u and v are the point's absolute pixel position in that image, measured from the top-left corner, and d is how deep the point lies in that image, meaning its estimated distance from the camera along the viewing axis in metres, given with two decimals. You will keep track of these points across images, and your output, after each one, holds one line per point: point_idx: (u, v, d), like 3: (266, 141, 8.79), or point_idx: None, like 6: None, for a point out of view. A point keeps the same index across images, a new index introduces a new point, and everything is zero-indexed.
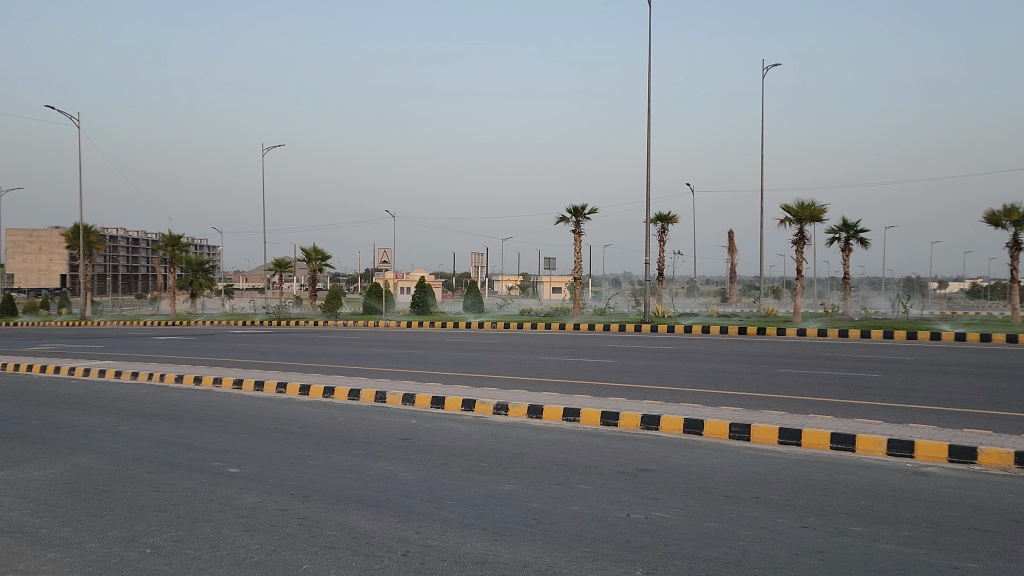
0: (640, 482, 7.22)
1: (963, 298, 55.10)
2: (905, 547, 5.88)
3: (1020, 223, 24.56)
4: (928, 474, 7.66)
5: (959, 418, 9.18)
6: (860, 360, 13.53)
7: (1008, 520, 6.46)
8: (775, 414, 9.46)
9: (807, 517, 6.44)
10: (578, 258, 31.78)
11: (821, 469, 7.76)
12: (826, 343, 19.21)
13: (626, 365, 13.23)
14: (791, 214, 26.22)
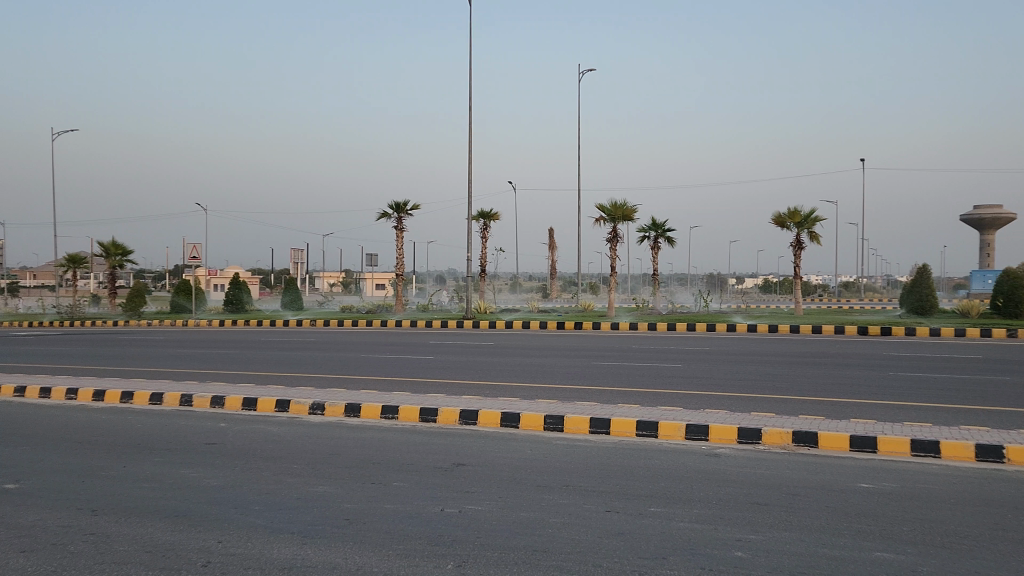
0: (455, 477, 7.30)
1: (757, 293, 60.16)
2: (697, 524, 6.35)
3: (803, 224, 27.14)
4: (720, 455, 8.30)
5: (749, 402, 10.04)
6: (665, 352, 14.42)
7: (786, 493, 7.14)
8: (587, 404, 9.88)
9: (612, 501, 6.78)
10: (402, 254, 31.53)
11: (626, 456, 8.19)
12: (635, 336, 20.28)
13: (447, 361, 13.37)
14: (604, 213, 27.46)
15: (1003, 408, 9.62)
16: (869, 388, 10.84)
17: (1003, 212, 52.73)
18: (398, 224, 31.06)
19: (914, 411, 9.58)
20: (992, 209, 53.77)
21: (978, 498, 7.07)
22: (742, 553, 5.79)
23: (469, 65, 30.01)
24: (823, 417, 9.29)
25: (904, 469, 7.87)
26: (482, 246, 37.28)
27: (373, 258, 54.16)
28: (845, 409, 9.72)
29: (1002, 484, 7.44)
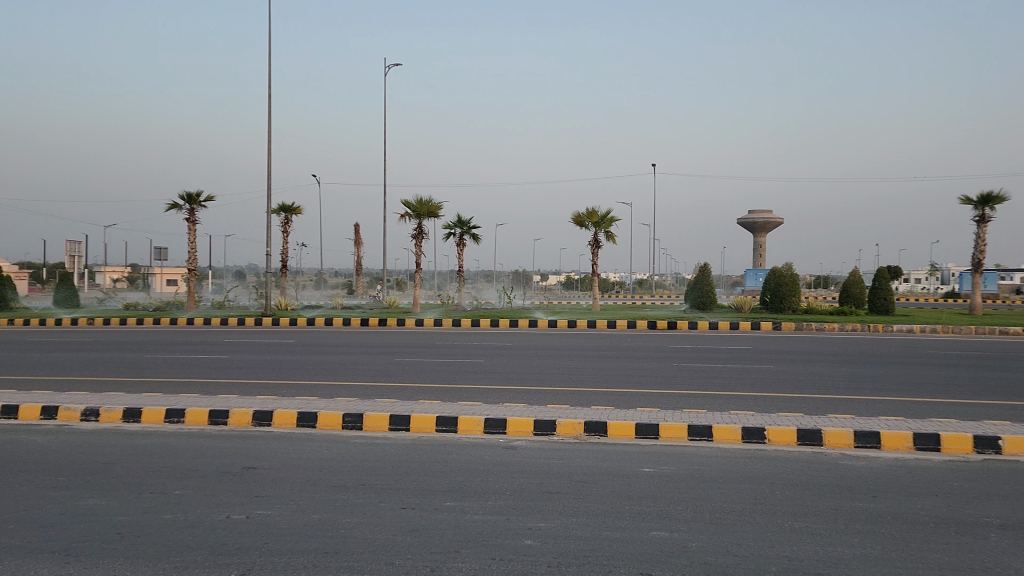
0: (244, 481, 6.98)
1: (560, 291, 62.78)
2: (490, 515, 6.49)
3: (599, 224, 28.55)
4: (516, 447, 8.54)
5: (545, 395, 10.42)
6: (467, 348, 14.63)
7: (575, 481, 7.48)
8: (388, 402, 9.82)
9: (407, 498, 6.77)
10: (194, 248, 29.76)
11: (425, 451, 8.23)
12: (439, 332, 20.42)
13: (242, 361, 12.77)
14: (410, 209, 27.41)
15: (766, 394, 10.66)
16: (654, 379, 11.59)
17: (774, 217, 58.75)
18: (190, 215, 29.35)
19: (692, 399, 10.37)
20: (765, 215, 59.46)
21: (744, 477, 7.79)
22: (531, 542, 5.98)
23: (268, 52, 28.79)
24: (612, 407, 9.84)
25: (682, 453, 8.51)
26: (285, 241, 35.95)
27: (163, 253, 50.57)
28: (632, 399, 10.34)
29: (764, 463, 8.24)
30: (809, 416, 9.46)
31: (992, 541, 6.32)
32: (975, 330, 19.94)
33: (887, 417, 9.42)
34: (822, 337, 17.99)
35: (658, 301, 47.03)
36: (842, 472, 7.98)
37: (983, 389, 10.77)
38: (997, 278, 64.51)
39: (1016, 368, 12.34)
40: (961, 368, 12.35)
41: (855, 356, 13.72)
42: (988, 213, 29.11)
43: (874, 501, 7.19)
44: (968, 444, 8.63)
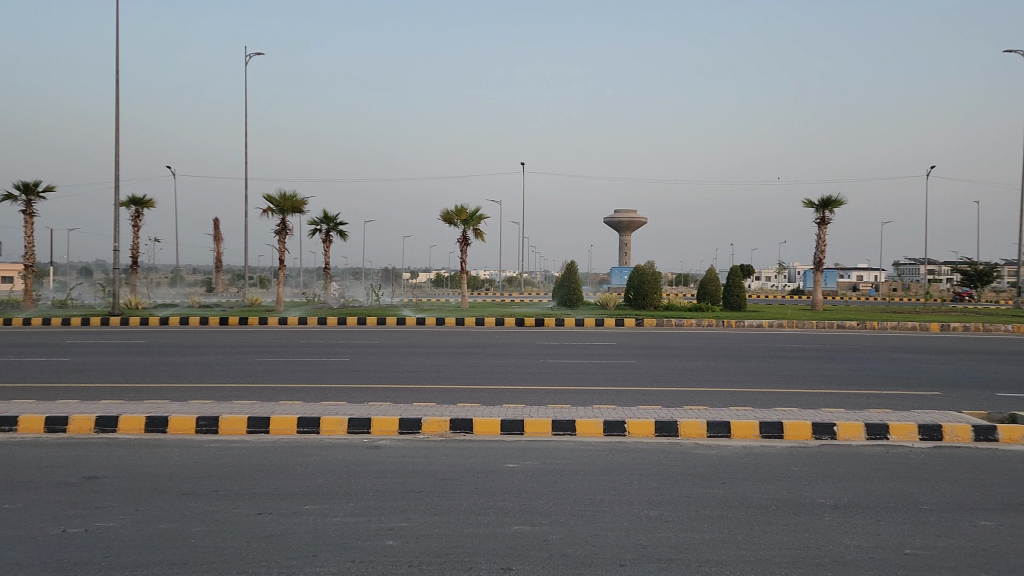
0: (83, 492, 6.52)
1: (429, 288, 62.70)
2: (350, 517, 6.37)
3: (468, 221, 28.64)
4: (380, 447, 8.42)
5: (410, 393, 10.34)
6: (332, 346, 14.31)
7: (439, 479, 7.47)
8: (246, 404, 9.46)
9: (263, 503, 6.55)
10: (31, 243, 27.57)
11: (284, 454, 7.98)
12: (302, 330, 19.87)
13: (85, 363, 11.95)
14: (272, 204, 26.54)
15: (626, 388, 11.02)
16: (520, 375, 11.75)
17: (637, 217, 61.04)
18: (27, 207, 27.19)
19: (556, 394, 10.58)
20: (629, 215, 61.48)
21: (604, 469, 8.01)
22: (393, 542, 5.91)
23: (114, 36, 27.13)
24: (477, 404, 9.88)
25: (545, 447, 8.66)
26: (136, 236, 33.95)
27: None
28: (497, 395, 10.43)
29: (623, 455, 8.51)
30: (666, 409, 9.84)
31: (825, 521, 6.81)
32: (817, 325, 21.41)
33: (738, 407, 9.94)
34: (678, 332, 18.80)
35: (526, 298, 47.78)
36: (695, 462, 8.36)
37: (821, 380, 11.56)
38: (836, 276, 69.57)
39: (851, 360, 13.34)
40: (804, 361, 13.22)
41: (709, 350, 14.41)
42: (829, 216, 31.31)
43: (723, 487, 7.59)
44: (808, 431, 9.23)
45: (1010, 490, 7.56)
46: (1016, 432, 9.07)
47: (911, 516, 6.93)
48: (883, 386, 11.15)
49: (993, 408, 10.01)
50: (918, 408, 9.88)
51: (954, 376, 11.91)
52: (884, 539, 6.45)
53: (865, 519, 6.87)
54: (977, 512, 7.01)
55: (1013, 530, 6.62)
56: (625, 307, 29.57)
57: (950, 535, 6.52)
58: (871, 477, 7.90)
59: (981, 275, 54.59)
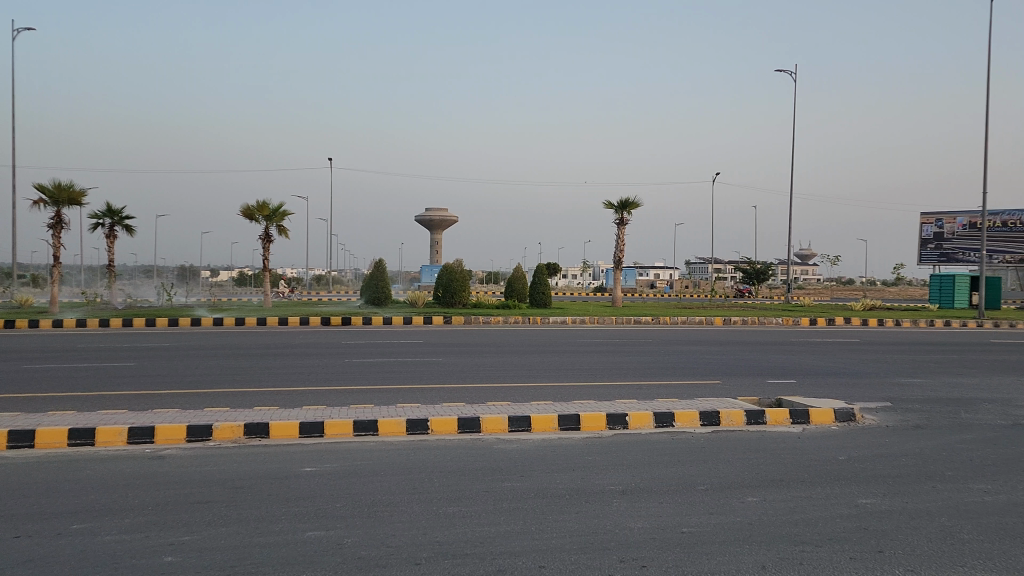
0: None
1: (230, 287, 59.68)
2: (125, 534, 5.88)
3: (270, 217, 27.55)
4: (165, 456, 7.89)
5: (203, 398, 9.78)
6: (114, 350, 13.23)
7: (230, 487, 7.09)
8: (10, 416, 8.55)
9: (22, 525, 5.91)
10: None
11: (53, 469, 7.27)
12: (73, 333, 18.21)
13: None
14: (46, 195, 24.15)
15: (430, 386, 11.03)
16: (322, 375, 11.44)
17: (448, 215, 61.44)
18: None
19: (359, 394, 10.42)
20: (438, 212, 61.69)
21: (405, 467, 7.98)
22: (172, 558, 5.53)
23: None
24: (275, 407, 9.51)
25: (345, 449, 8.47)
26: None
27: None
28: (297, 397, 10.10)
29: (425, 453, 8.50)
30: (469, 405, 9.95)
31: (613, 506, 7.16)
32: (615, 320, 22.61)
33: (538, 401, 10.23)
34: (482, 329, 19.17)
35: (334, 296, 46.75)
36: (495, 456, 8.51)
37: (615, 373, 12.18)
38: (633, 274, 73.82)
39: (643, 353, 14.19)
40: (600, 354, 13.89)
41: (511, 346, 14.79)
42: (626, 217, 33.16)
43: (521, 480, 7.78)
44: (602, 422, 9.67)
45: (773, 467, 8.34)
46: (780, 415, 10.04)
47: (690, 497, 7.46)
48: (670, 377, 11.93)
49: (763, 393, 11.01)
50: (700, 396, 10.67)
51: (731, 366, 12.99)
52: (665, 520, 6.88)
53: (649, 502, 7.31)
54: (745, 489, 7.67)
55: (775, 504, 7.31)
56: (434, 304, 29.72)
57: (721, 512, 7.08)
58: (656, 462, 8.42)
59: (758, 273, 60.12)
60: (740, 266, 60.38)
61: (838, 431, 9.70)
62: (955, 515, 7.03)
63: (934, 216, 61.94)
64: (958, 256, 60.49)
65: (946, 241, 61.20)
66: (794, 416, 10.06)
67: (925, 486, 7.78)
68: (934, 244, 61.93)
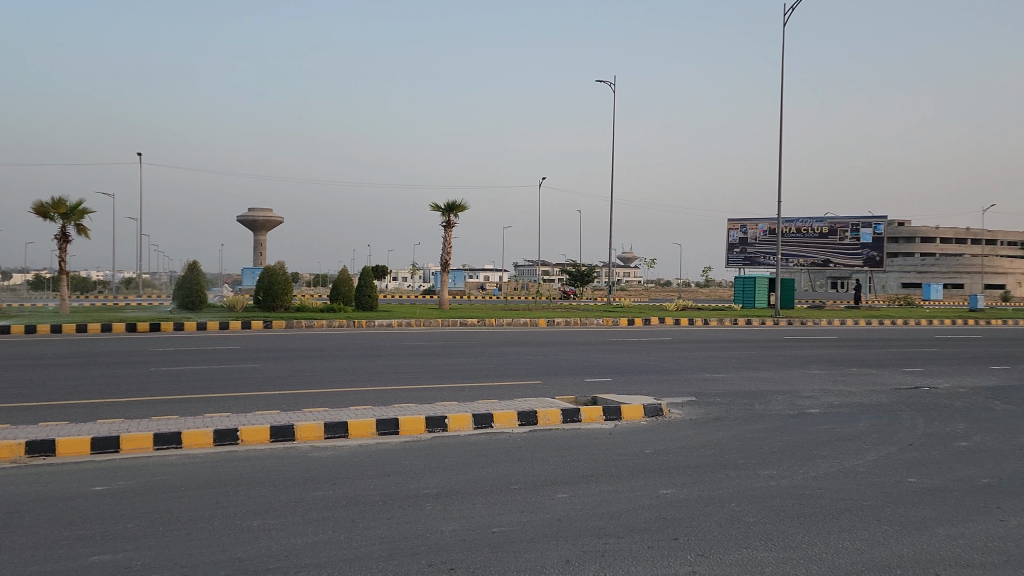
0: None
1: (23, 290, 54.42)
2: None
3: (67, 215, 25.41)
4: None
5: None
6: None
7: (4, 513, 6.43)
8: None
9: None
10: None
11: None
12: None
13: None
14: None
15: (244, 394, 10.55)
16: (122, 386, 10.64)
17: (272, 216, 59.30)
18: None
19: (163, 405, 9.80)
20: (262, 212, 59.51)
21: (211, 481, 7.58)
22: None
23: None
24: (66, 422, 8.77)
25: (143, 464, 7.94)
26: None
27: None
28: (93, 411, 9.34)
29: (235, 464, 8.13)
30: (284, 413, 9.61)
31: (426, 510, 7.14)
32: (442, 323, 22.67)
33: (356, 407, 10.05)
34: (301, 334, 18.65)
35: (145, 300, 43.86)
36: (309, 465, 8.27)
37: (437, 375, 12.18)
38: (464, 276, 74.45)
39: (466, 355, 14.31)
40: (423, 357, 13.88)
41: (332, 351, 14.47)
42: (453, 220, 33.41)
43: (334, 488, 7.60)
44: (421, 426, 9.65)
45: (584, 463, 8.65)
46: (594, 413, 10.44)
47: (503, 496, 7.58)
48: (491, 378, 12.09)
49: (579, 392, 11.41)
50: (519, 397, 10.89)
51: (550, 366, 13.36)
52: (476, 521, 6.94)
53: (462, 504, 7.35)
54: (556, 486, 7.90)
55: (583, 499, 7.57)
56: (254, 309, 28.58)
57: (532, 510, 7.24)
58: (473, 464, 8.50)
59: (582, 275, 62.47)
60: (565, 269, 62.31)
61: (647, 426, 10.21)
62: (744, 500, 7.58)
63: (739, 222, 67.00)
64: (760, 260, 65.68)
65: (750, 246, 66.29)
66: (607, 413, 10.48)
67: (720, 474, 8.34)
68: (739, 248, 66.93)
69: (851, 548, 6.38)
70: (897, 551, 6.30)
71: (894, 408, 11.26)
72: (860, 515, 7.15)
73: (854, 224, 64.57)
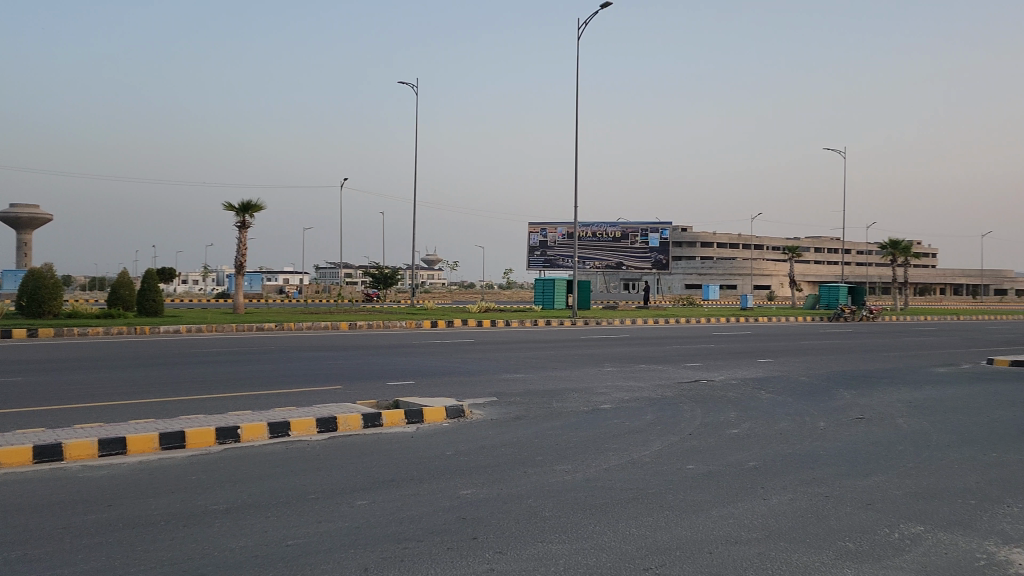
0: None
1: None
2: None
3: None
4: None
5: None
6: None
7: None
8: None
9: None
10: None
11: None
12: None
13: None
14: None
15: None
16: None
17: (41, 213, 53.60)
18: None
19: None
20: (28, 208, 53.70)
21: None
22: None
23: None
24: None
25: None
26: None
27: None
28: None
29: None
30: (51, 431, 8.68)
31: (215, 527, 6.72)
32: (236, 328, 21.53)
33: (138, 420, 9.28)
34: (71, 342, 16.97)
35: None
36: (80, 486, 7.51)
37: (229, 383, 11.54)
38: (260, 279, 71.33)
39: (263, 361, 13.68)
40: (213, 365, 13.10)
41: (110, 360, 13.30)
42: (249, 220, 31.91)
43: (108, 511, 6.95)
44: (211, 437, 9.08)
45: (385, 468, 8.53)
46: (396, 416, 10.35)
47: (300, 507, 7.29)
48: (288, 384, 11.63)
49: (380, 396, 11.27)
50: (317, 403, 10.57)
51: (351, 370, 13.09)
52: (270, 535, 6.63)
53: (254, 518, 6.99)
54: (356, 494, 7.72)
55: (383, 504, 7.46)
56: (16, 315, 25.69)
57: (329, 519, 7.02)
58: (267, 475, 8.11)
59: (386, 277, 61.93)
60: (368, 270, 61.34)
61: (448, 428, 10.26)
62: (540, 495, 7.82)
63: (539, 226, 69.38)
64: (559, 262, 68.43)
65: (549, 248, 68.88)
66: (409, 416, 10.43)
67: (518, 471, 8.55)
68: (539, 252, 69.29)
69: (636, 534, 6.77)
70: (676, 534, 6.76)
71: (676, 400, 12.12)
72: (644, 502, 7.60)
73: (643, 228, 68.91)
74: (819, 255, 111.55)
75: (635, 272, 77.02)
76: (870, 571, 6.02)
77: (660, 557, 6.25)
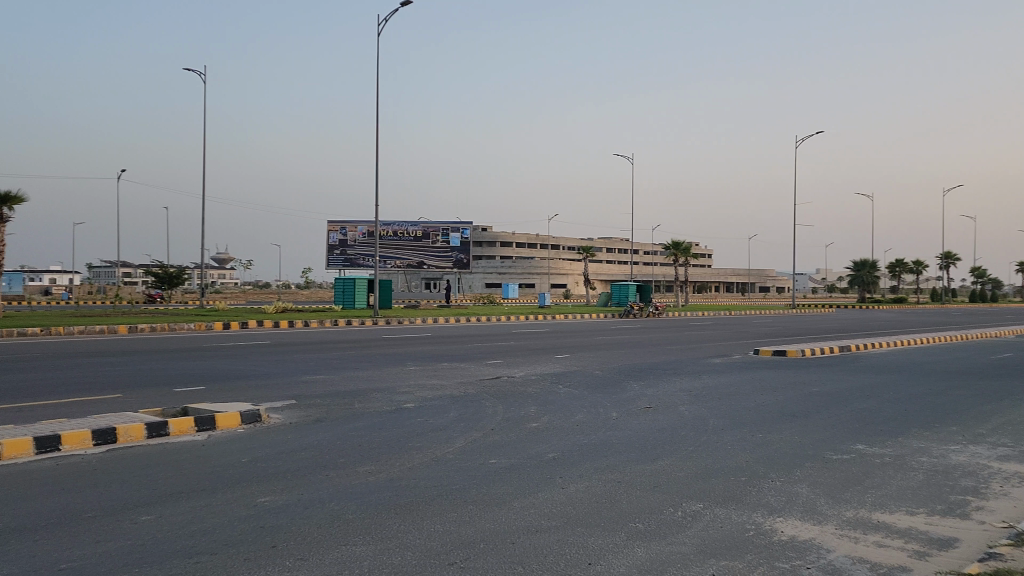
0: None
1: None
2: None
3: None
4: None
5: None
6: None
7: None
8: None
9: None
10: None
11: None
12: None
13: None
14: None
15: None
16: None
17: None
18: None
19: None
20: None
21: None
22: None
23: None
24: None
25: None
26: None
27: None
28: None
29: None
30: None
31: None
32: None
33: None
34: None
35: None
36: None
37: None
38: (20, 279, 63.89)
39: (26, 369, 12.23)
40: None
41: None
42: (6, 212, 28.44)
43: None
44: None
45: (172, 480, 7.92)
46: (185, 424, 9.67)
47: (74, 528, 6.59)
48: (58, 395, 10.49)
49: (167, 403, 10.47)
50: (94, 413, 9.63)
51: (134, 377, 12.05)
52: (39, 559, 5.94)
53: (18, 543, 6.23)
54: (139, 509, 7.11)
55: (171, 518, 6.93)
56: None
57: (109, 538, 6.42)
58: (32, 495, 7.25)
59: (170, 277, 57.69)
60: (149, 269, 56.66)
61: (243, 434, 9.75)
62: (343, 498, 7.62)
63: (338, 224, 67.75)
64: (359, 262, 67.28)
65: (348, 247, 67.56)
66: (199, 424, 9.78)
67: (320, 475, 8.29)
68: (337, 250, 67.72)
69: (442, 530, 6.80)
70: (480, 528, 6.86)
71: (478, 397, 12.32)
72: (449, 498, 7.66)
73: (444, 228, 69.37)
74: (608, 256, 118.20)
75: (436, 271, 77.44)
76: (658, 548, 6.45)
77: (465, 550, 6.32)
